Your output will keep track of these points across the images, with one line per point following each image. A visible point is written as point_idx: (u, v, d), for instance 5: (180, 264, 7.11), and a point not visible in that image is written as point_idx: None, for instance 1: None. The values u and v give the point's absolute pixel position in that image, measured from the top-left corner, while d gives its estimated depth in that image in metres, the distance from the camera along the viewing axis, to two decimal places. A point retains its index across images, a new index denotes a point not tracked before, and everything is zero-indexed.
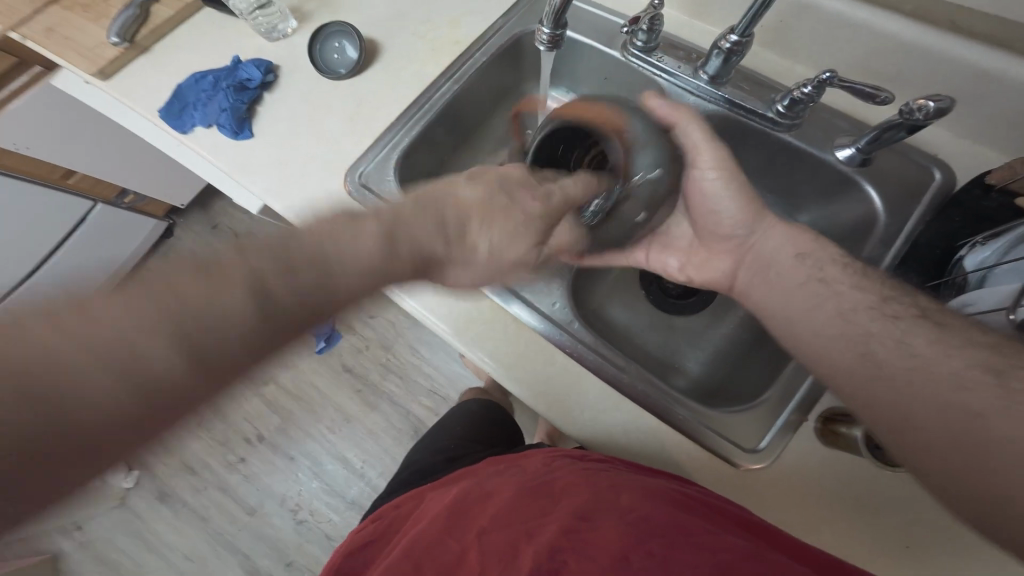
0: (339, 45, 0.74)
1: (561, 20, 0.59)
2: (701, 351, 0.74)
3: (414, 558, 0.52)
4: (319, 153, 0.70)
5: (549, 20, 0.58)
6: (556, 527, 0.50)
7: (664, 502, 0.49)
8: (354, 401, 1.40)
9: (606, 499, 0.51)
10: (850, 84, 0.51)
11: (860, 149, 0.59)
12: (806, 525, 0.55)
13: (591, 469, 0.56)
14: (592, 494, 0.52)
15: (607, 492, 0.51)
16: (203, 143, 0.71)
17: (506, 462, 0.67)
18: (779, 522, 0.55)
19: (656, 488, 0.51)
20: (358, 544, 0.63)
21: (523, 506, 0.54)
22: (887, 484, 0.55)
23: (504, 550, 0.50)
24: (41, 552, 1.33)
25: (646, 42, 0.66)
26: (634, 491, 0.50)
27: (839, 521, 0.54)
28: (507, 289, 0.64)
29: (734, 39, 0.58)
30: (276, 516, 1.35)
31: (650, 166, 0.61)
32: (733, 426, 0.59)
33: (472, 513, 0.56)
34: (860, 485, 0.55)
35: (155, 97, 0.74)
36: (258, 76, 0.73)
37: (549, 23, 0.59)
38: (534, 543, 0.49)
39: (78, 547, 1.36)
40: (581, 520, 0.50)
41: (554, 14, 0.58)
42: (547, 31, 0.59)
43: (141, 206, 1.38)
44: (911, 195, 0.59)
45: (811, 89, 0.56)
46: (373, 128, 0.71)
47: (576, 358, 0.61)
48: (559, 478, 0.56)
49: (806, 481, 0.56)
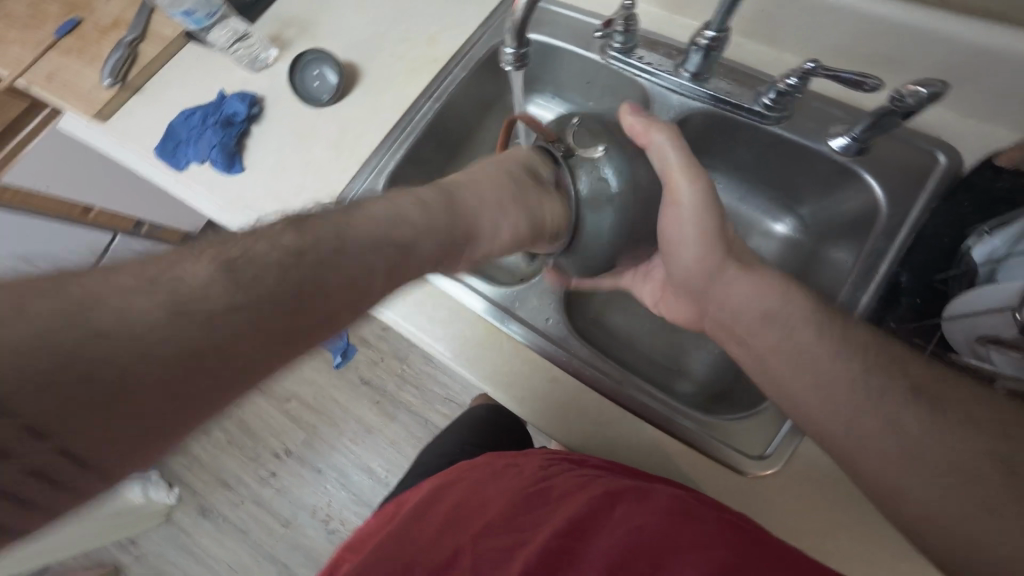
0: (318, 72, 0.74)
1: (525, 37, 0.58)
2: (706, 353, 0.73)
3: (407, 558, 0.53)
4: (309, 181, 0.71)
5: (513, 39, 0.57)
6: (549, 534, 0.50)
7: (658, 516, 0.49)
8: (374, 411, 1.43)
9: (602, 511, 0.51)
10: (835, 73, 0.48)
11: (855, 138, 0.56)
12: (821, 531, 0.53)
13: (587, 476, 0.55)
14: (588, 503, 0.52)
15: (603, 503, 0.51)
16: (198, 180, 0.73)
17: (505, 460, 0.66)
18: (795, 529, 0.54)
19: (652, 498, 0.51)
20: (358, 541, 0.65)
21: (519, 513, 0.55)
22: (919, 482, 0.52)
23: (498, 557, 0.50)
24: (105, 563, 1.44)
25: (624, 44, 0.64)
26: (630, 504, 0.50)
27: (855, 526, 0.53)
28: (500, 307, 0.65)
29: (711, 35, 0.55)
30: (310, 526, 1.39)
31: (609, 206, 0.60)
32: (736, 434, 0.58)
33: (468, 519, 0.56)
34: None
35: (150, 136, 0.77)
36: (243, 109, 0.73)
37: (513, 42, 0.58)
38: (528, 550, 0.50)
39: (135, 559, 1.45)
40: (576, 530, 0.50)
41: (517, 32, 0.56)
42: (511, 52, 0.59)
43: (157, 235, 1.42)
44: (915, 180, 0.56)
45: (795, 80, 0.53)
46: (359, 154, 0.71)
47: (574, 373, 0.62)
48: (555, 485, 0.56)
49: (819, 485, 0.55)
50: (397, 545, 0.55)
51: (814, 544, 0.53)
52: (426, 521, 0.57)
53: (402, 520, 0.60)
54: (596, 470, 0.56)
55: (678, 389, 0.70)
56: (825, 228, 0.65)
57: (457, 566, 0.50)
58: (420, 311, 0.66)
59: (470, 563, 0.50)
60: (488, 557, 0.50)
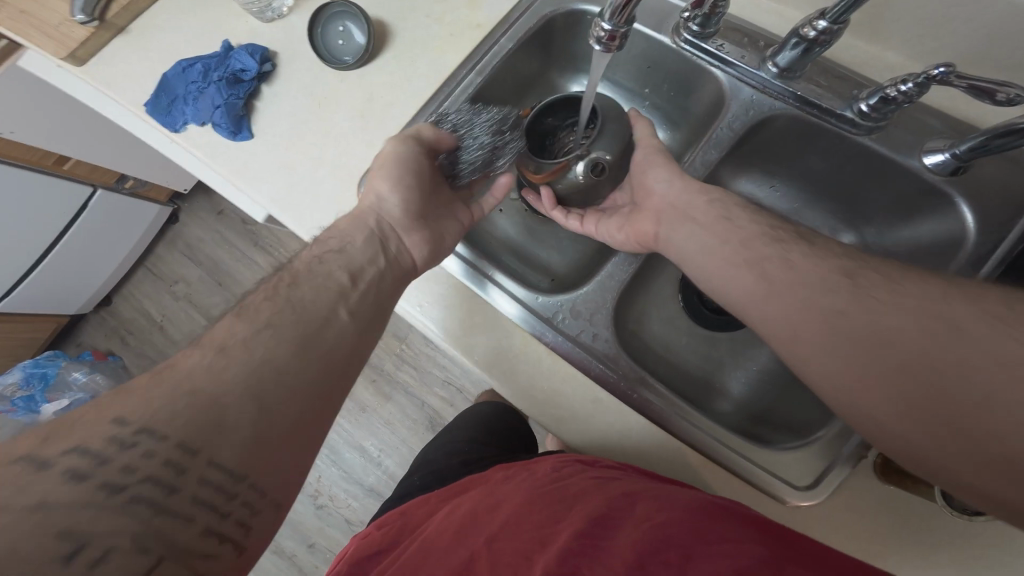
0: (343, 29, 0.64)
1: (630, 12, 0.45)
2: (745, 371, 0.68)
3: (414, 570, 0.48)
4: (327, 154, 0.62)
5: (612, 13, 0.45)
6: (569, 533, 0.45)
7: (681, 511, 0.45)
8: (369, 390, 1.38)
9: (621, 508, 0.47)
10: (971, 82, 0.41)
11: (956, 155, 0.50)
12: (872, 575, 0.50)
13: (604, 478, 0.52)
14: (606, 501, 0.48)
15: (623, 503, 0.48)
16: (198, 144, 0.64)
17: (517, 465, 0.62)
18: None
19: (672, 498, 0.48)
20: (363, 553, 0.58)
21: (533, 511, 0.50)
22: (996, 547, 0.48)
23: (514, 561, 0.45)
24: None
25: (702, 27, 0.57)
26: (650, 501, 0.47)
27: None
28: (487, 278, 0.60)
29: (822, 27, 0.48)
30: (298, 501, 1.36)
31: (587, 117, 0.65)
32: (783, 464, 0.53)
33: (481, 519, 0.51)
34: (942, 537, 0.49)
35: (137, 87, 0.66)
36: (253, 66, 0.63)
37: (612, 17, 0.45)
38: (545, 550, 0.44)
39: None
40: (596, 526, 0.45)
41: (620, 8, 0.44)
42: (606, 28, 0.47)
43: (142, 192, 1.31)
44: (1013, 208, 0.51)
45: (912, 86, 0.46)
46: (386, 127, 0.62)
47: (618, 394, 0.56)
48: (571, 485, 0.52)
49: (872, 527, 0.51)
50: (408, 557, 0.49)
51: None
52: (439, 530, 0.52)
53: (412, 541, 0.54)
54: (612, 472, 0.53)
55: (715, 408, 0.66)
56: (894, 251, 0.60)
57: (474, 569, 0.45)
58: (445, 313, 0.61)
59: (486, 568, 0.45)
60: (502, 562, 0.45)
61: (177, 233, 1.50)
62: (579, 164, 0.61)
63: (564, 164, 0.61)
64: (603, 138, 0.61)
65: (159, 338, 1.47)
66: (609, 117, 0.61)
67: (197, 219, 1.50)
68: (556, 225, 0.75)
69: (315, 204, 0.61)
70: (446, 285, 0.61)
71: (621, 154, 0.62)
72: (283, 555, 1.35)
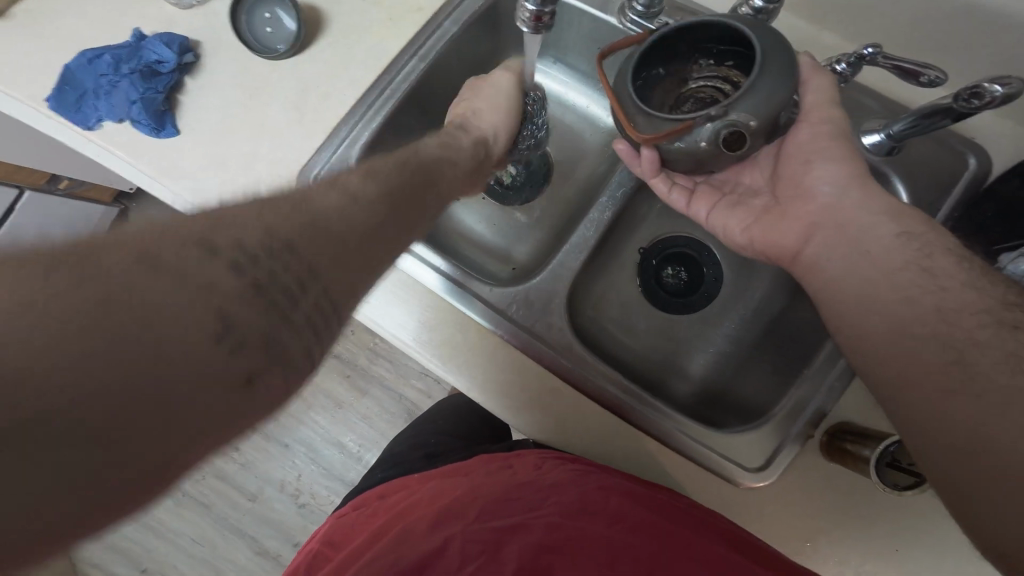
0: (271, 15, 0.59)
1: None
2: (705, 352, 0.70)
3: (386, 554, 0.49)
4: (261, 149, 0.58)
5: None
6: (544, 526, 0.49)
7: (651, 509, 0.48)
8: (344, 386, 1.35)
9: (595, 502, 0.48)
10: (896, 61, 0.42)
11: (891, 135, 0.51)
12: (822, 547, 0.52)
13: (582, 468, 0.51)
14: (581, 496, 0.49)
15: (598, 498, 0.49)
16: (114, 143, 0.59)
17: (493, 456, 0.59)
18: (798, 543, 0.52)
19: (645, 494, 0.49)
20: (335, 535, 0.60)
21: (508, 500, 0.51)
22: (935, 507, 0.50)
23: (487, 546, 0.48)
24: None
25: (647, 6, 0.56)
26: (626, 499, 0.48)
27: (861, 547, 0.51)
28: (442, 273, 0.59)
29: (758, 5, 0.48)
30: (278, 501, 1.35)
31: (719, 60, 0.51)
32: (737, 447, 0.54)
33: (455, 505, 0.52)
34: (882, 505, 0.51)
35: (37, 81, 0.60)
36: (172, 56, 0.59)
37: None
38: (521, 542, 0.48)
39: None
40: (571, 522, 0.49)
41: None
42: (530, 8, 0.45)
43: (81, 192, 1.21)
44: (941, 184, 0.53)
45: (846, 66, 0.48)
46: (325, 119, 0.59)
47: (572, 382, 0.57)
48: (548, 477, 0.52)
49: (825, 499, 0.52)
50: (386, 540, 0.51)
51: (805, 551, 0.52)
52: (416, 512, 0.53)
53: (379, 528, 0.54)
54: (591, 464, 0.52)
55: (675, 389, 0.68)
56: None
57: (446, 553, 0.48)
58: (400, 310, 0.59)
59: (459, 555, 0.48)
60: (477, 549, 0.48)
61: None
62: (705, 127, 0.46)
63: (687, 124, 0.45)
64: (752, 95, 0.44)
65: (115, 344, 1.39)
66: (770, 64, 0.44)
67: None
68: (515, 213, 0.74)
69: None
70: (401, 282, 0.60)
71: (770, 123, 0.45)
72: (267, 555, 1.34)
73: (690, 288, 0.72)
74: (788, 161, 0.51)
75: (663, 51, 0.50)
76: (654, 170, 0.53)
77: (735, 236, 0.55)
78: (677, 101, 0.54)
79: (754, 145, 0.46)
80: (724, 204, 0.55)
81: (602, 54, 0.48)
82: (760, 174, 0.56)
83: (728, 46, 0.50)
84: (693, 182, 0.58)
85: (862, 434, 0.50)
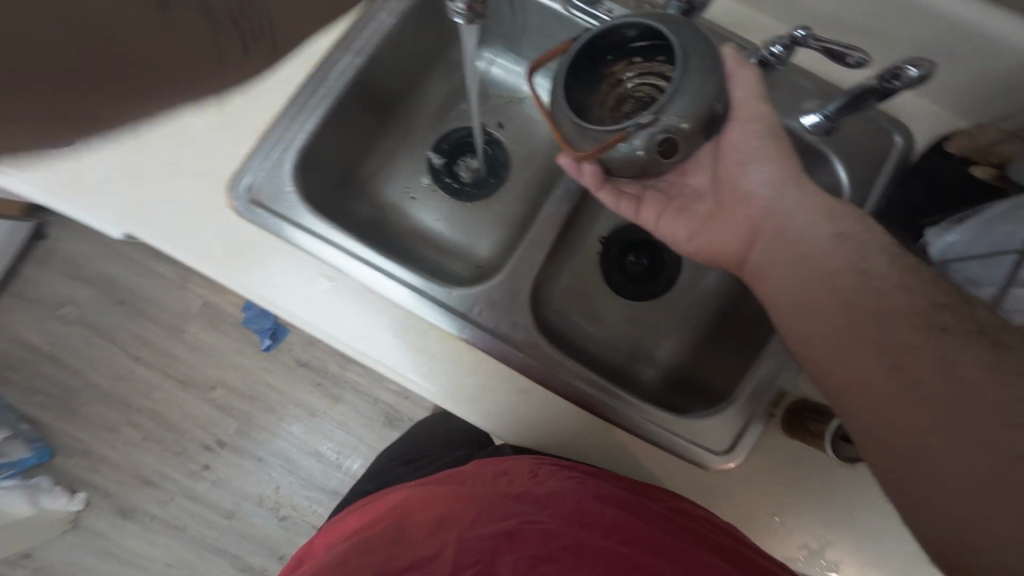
0: None
1: None
2: (672, 339, 0.71)
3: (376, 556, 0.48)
4: (184, 159, 0.57)
5: None
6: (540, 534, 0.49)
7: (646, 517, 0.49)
8: (315, 394, 1.31)
9: (592, 512, 0.49)
10: (825, 44, 0.43)
11: (827, 116, 0.53)
12: (785, 516, 0.54)
13: (579, 477, 0.52)
14: (577, 505, 0.49)
15: (594, 506, 0.49)
16: None
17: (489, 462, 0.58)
18: (763, 516, 0.55)
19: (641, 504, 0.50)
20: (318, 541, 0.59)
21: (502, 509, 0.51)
22: None
23: (480, 555, 0.47)
24: None
25: None
26: (621, 508, 0.49)
27: (819, 513, 0.54)
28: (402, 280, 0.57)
29: None
30: (257, 515, 1.30)
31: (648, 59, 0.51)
32: (706, 432, 0.56)
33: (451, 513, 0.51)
34: (836, 476, 0.55)
35: None
36: None
37: None
38: (515, 549, 0.47)
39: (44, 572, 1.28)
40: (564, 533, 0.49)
41: None
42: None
43: None
44: (875, 162, 0.56)
45: (781, 48, 0.48)
46: (253, 125, 0.58)
47: (541, 379, 0.57)
48: (544, 487, 0.52)
49: (786, 472, 0.55)
50: (377, 539, 0.50)
51: (772, 525, 0.54)
52: (411, 515, 0.52)
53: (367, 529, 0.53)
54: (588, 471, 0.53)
55: (643, 376, 0.69)
56: None
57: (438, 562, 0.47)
58: (359, 318, 0.57)
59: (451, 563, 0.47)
60: (470, 557, 0.47)
61: (50, 250, 1.29)
62: (639, 135, 0.46)
63: (621, 133, 0.46)
64: (677, 97, 0.44)
65: (50, 367, 1.29)
66: (690, 62, 0.44)
67: (70, 232, 1.29)
68: (474, 210, 0.72)
69: (177, 218, 0.56)
70: (360, 291, 0.57)
71: (701, 119, 0.45)
72: (251, 571, 1.30)
73: (651, 274, 0.73)
74: (725, 161, 0.52)
75: (592, 58, 0.50)
76: (598, 184, 0.54)
77: (682, 245, 0.55)
78: (615, 102, 0.53)
79: (692, 140, 0.47)
80: (670, 212, 0.55)
81: (530, 72, 0.48)
82: (703, 175, 0.56)
83: (656, 43, 0.50)
84: (641, 190, 0.56)
85: (819, 410, 0.53)
